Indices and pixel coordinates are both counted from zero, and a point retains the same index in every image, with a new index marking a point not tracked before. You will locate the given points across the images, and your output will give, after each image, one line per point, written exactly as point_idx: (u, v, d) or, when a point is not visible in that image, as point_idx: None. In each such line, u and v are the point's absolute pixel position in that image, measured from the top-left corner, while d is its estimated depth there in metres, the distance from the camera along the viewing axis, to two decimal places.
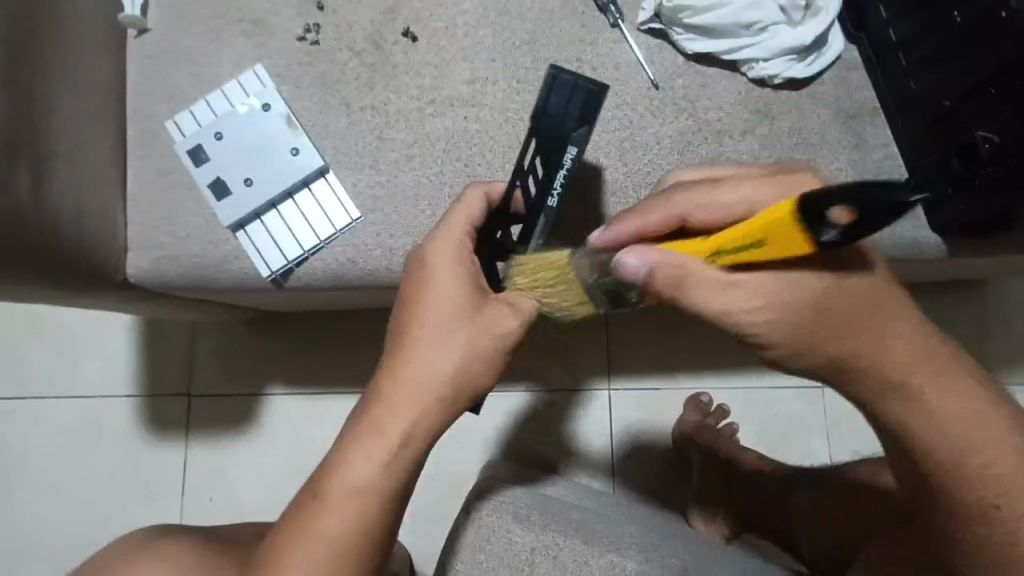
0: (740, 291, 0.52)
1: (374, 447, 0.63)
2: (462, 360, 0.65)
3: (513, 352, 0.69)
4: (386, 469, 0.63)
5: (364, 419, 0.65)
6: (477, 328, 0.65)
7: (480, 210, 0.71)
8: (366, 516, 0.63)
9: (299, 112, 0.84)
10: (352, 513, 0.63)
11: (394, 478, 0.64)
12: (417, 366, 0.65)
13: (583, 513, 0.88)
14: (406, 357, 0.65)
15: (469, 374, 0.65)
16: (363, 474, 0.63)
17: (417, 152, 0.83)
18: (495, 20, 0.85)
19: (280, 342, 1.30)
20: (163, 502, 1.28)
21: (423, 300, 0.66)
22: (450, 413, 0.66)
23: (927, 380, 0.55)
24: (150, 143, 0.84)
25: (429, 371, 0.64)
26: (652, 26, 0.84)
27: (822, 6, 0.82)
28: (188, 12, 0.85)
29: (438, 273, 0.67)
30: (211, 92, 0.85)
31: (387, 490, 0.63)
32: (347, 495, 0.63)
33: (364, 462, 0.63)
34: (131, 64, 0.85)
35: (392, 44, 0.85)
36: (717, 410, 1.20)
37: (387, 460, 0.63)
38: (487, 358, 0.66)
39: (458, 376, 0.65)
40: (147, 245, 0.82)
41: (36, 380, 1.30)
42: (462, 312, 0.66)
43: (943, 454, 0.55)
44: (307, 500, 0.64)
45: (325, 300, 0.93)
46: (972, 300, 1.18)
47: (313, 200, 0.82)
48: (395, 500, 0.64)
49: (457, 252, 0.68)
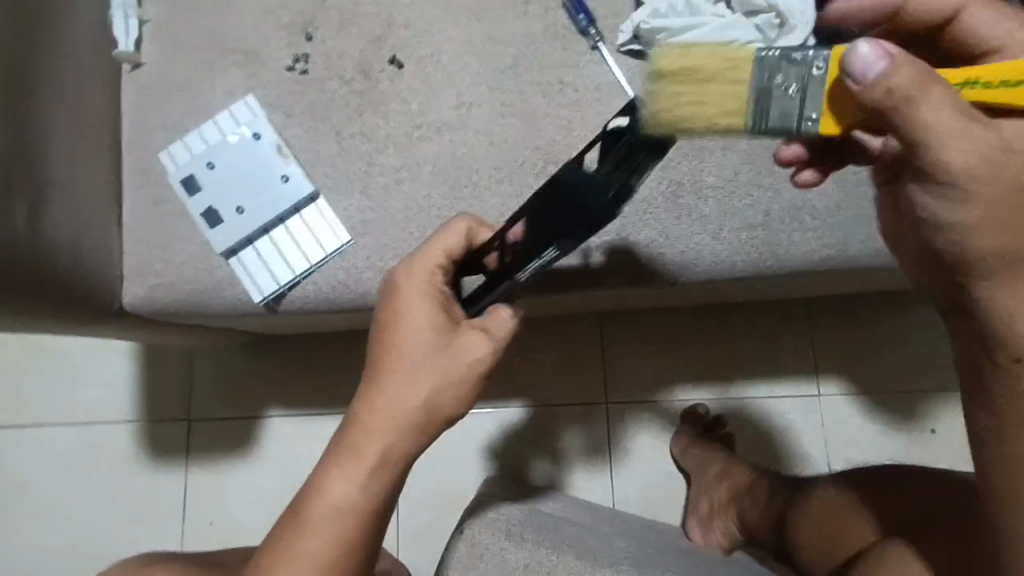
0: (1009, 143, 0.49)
1: (353, 470, 0.65)
2: (437, 388, 0.67)
3: (488, 376, 0.70)
4: (366, 493, 0.65)
5: (343, 443, 0.66)
6: (452, 356, 0.67)
7: (459, 239, 0.70)
8: (345, 539, 0.64)
9: (290, 140, 0.86)
10: (332, 535, 0.63)
11: (374, 502, 0.65)
12: (393, 395, 0.66)
13: (575, 528, 0.89)
14: (383, 384, 0.67)
15: (445, 400, 0.67)
16: (343, 496, 0.64)
17: (405, 176, 0.85)
18: (480, 46, 0.87)
19: (278, 364, 1.31)
20: (164, 527, 1.28)
21: (402, 329, 0.68)
22: (427, 436, 0.67)
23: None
24: (145, 173, 0.86)
25: (407, 399, 0.66)
26: (631, 47, 0.86)
27: (797, 22, 0.81)
28: (181, 46, 0.88)
29: (415, 302, 0.68)
30: (204, 122, 0.87)
31: (367, 510, 0.65)
32: (327, 517, 0.64)
33: (344, 484, 0.64)
34: (127, 98, 0.88)
35: (379, 72, 0.87)
36: (715, 421, 1.22)
37: (365, 481, 0.65)
38: (462, 387, 0.67)
39: (433, 401, 0.66)
40: (143, 273, 0.84)
41: (37, 408, 1.31)
42: (438, 339, 0.68)
43: None
44: (289, 523, 0.65)
45: (319, 323, 0.94)
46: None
47: (304, 225, 0.84)
48: (374, 520, 0.65)
49: (432, 282, 0.70)
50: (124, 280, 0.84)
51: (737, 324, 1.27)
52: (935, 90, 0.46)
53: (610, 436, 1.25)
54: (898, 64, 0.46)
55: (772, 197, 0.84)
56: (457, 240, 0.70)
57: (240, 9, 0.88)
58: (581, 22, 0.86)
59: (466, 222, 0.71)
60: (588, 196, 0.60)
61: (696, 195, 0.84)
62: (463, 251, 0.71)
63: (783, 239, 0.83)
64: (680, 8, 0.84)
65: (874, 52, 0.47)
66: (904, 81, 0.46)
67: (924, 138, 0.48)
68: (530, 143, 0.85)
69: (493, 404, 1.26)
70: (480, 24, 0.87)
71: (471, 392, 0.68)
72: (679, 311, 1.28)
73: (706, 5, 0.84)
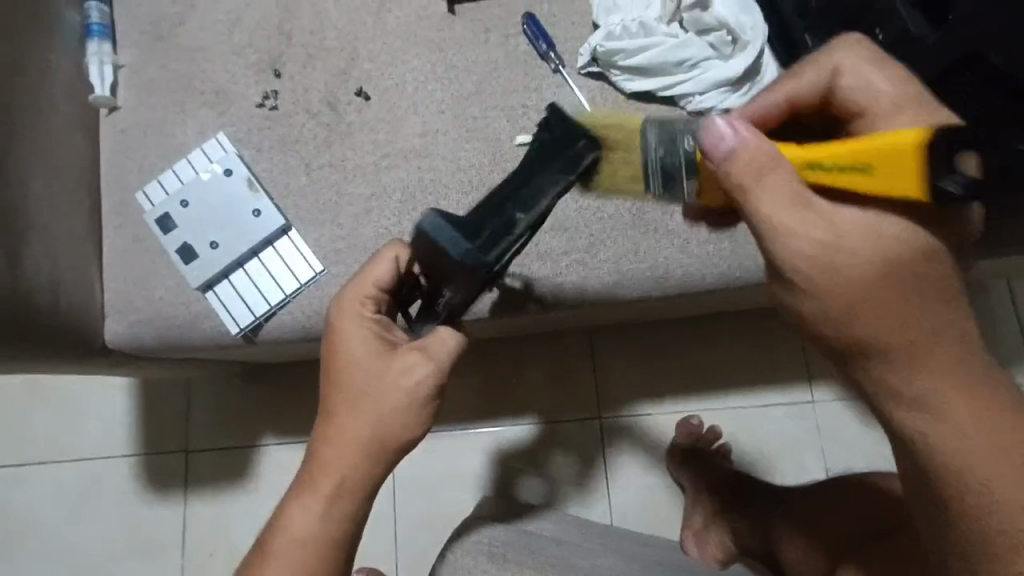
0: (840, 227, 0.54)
1: (309, 498, 0.68)
2: (380, 414, 0.69)
3: (435, 395, 0.70)
4: (329, 518, 0.68)
5: (302, 473, 0.70)
6: (390, 383, 0.69)
7: (388, 270, 0.71)
8: (308, 564, 0.67)
9: (261, 175, 0.88)
10: (300, 561, 0.67)
11: (337, 525, 0.68)
12: (343, 424, 0.69)
13: (560, 546, 0.90)
14: (333, 411, 0.70)
15: (390, 424, 0.69)
16: (303, 523, 0.68)
17: (375, 204, 0.87)
18: (443, 75, 0.89)
19: (271, 393, 1.32)
20: (165, 560, 1.29)
21: (341, 361, 0.70)
22: (379, 459, 0.69)
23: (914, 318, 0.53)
24: (123, 213, 0.89)
25: (357, 425, 0.68)
26: (590, 70, 0.88)
27: (749, 38, 0.85)
28: (155, 89, 0.91)
29: (348, 335, 0.71)
30: (178, 161, 0.89)
31: (328, 533, 0.68)
32: (289, 543, 0.67)
33: (306, 510, 0.68)
34: (105, 142, 0.91)
35: (347, 104, 0.89)
36: (709, 433, 1.21)
37: (322, 508, 0.68)
38: (407, 411, 0.69)
39: (378, 426, 0.69)
40: (125, 311, 0.86)
41: (37, 446, 1.33)
42: (375, 368, 0.69)
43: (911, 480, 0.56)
44: (259, 549, 0.69)
45: (301, 351, 0.95)
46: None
47: (279, 256, 0.86)
48: (335, 542, 0.68)
49: (362, 313, 0.71)
50: (105, 318, 0.86)
51: (722, 332, 1.27)
52: (772, 172, 0.54)
53: (603, 452, 1.25)
54: (744, 146, 0.54)
55: None
56: (384, 271, 0.71)
57: (211, 51, 0.91)
58: (541, 47, 0.88)
59: (392, 250, 0.71)
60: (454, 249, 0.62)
61: (662, 209, 0.85)
62: (392, 280, 0.72)
63: (752, 250, 0.84)
64: (634, 29, 0.86)
65: (734, 133, 0.54)
66: (745, 163, 0.54)
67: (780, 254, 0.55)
68: (495, 166, 0.87)
69: (483, 423, 1.26)
70: (442, 53, 0.90)
71: (416, 412, 0.69)
72: (663, 322, 1.28)
73: (659, 26, 0.86)
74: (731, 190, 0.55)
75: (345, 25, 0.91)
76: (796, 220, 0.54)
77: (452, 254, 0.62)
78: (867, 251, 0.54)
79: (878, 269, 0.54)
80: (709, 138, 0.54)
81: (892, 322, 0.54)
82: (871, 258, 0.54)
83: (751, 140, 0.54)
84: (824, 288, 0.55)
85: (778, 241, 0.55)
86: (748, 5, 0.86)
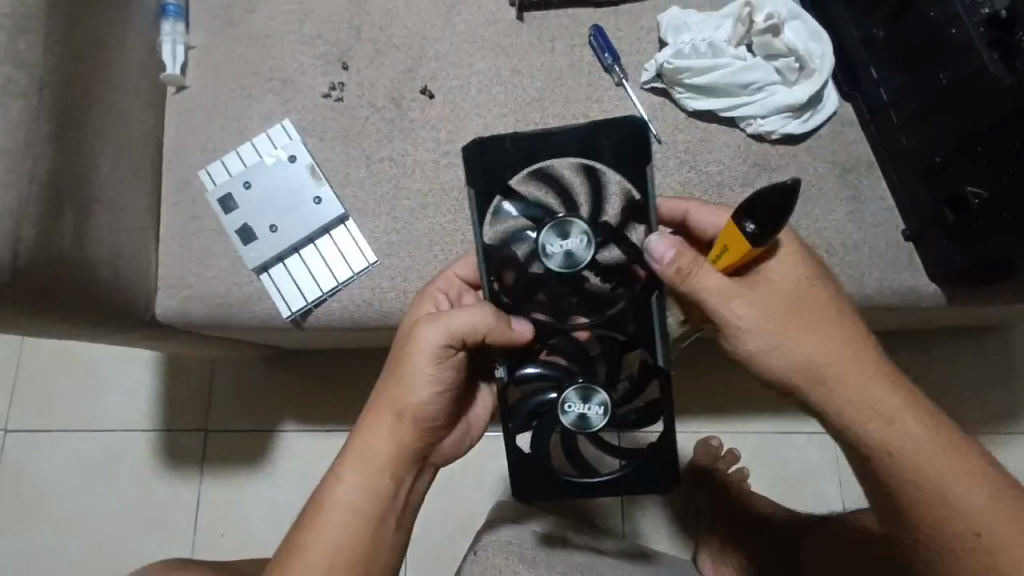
0: (739, 304, 0.65)
1: (339, 468, 0.70)
2: (403, 381, 0.69)
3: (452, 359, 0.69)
4: (358, 494, 0.69)
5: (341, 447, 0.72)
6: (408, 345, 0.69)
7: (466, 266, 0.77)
8: (334, 537, 0.67)
9: (322, 163, 0.90)
10: (340, 539, 0.67)
11: (376, 503, 0.69)
12: (378, 393, 0.71)
13: (587, 554, 0.90)
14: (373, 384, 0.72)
15: (408, 388, 0.69)
16: (329, 494, 0.69)
17: (431, 201, 0.88)
18: (508, 79, 0.91)
19: (298, 379, 1.33)
20: (177, 536, 1.30)
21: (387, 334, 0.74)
22: (405, 428, 0.70)
23: (817, 324, 0.65)
24: (184, 190, 0.90)
25: (387, 393, 0.70)
26: (654, 85, 0.89)
27: (815, 67, 0.88)
28: (224, 72, 0.93)
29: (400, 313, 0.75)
30: (243, 144, 0.91)
31: (353, 505, 0.68)
32: (318, 514, 0.68)
33: (344, 486, 0.69)
34: (171, 119, 0.92)
35: (410, 101, 0.91)
36: (728, 454, 1.20)
37: (347, 479, 0.69)
38: (427, 376, 0.69)
39: (399, 391, 0.69)
40: (176, 285, 0.87)
41: (61, 413, 1.34)
42: (402, 336, 0.71)
43: (923, 496, 0.64)
44: (294, 527, 0.70)
45: (342, 340, 0.97)
46: (989, 336, 1.19)
47: (334, 245, 0.88)
48: (360, 515, 0.68)
49: (423, 298, 0.75)
50: (157, 291, 0.88)
51: None
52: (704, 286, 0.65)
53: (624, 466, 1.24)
54: (676, 258, 0.65)
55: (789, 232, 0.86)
56: (469, 268, 0.77)
57: (281, 39, 0.93)
58: (606, 59, 0.90)
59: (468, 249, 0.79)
60: (493, 169, 0.71)
61: None
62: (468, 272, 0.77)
63: None
64: (702, 49, 0.88)
65: (662, 250, 0.65)
66: (687, 262, 0.65)
67: (731, 324, 0.66)
68: None
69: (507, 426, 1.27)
70: (508, 58, 0.91)
71: (433, 377, 0.69)
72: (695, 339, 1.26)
73: (727, 48, 0.88)
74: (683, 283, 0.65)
75: (414, 24, 0.93)
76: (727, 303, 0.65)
77: (475, 150, 0.71)
78: (764, 328, 0.65)
79: (775, 332, 0.65)
80: (653, 257, 0.66)
81: (798, 356, 0.65)
82: (766, 334, 0.65)
83: (670, 252, 0.65)
84: (749, 336, 0.65)
85: (731, 325, 0.66)
86: (818, 34, 0.89)
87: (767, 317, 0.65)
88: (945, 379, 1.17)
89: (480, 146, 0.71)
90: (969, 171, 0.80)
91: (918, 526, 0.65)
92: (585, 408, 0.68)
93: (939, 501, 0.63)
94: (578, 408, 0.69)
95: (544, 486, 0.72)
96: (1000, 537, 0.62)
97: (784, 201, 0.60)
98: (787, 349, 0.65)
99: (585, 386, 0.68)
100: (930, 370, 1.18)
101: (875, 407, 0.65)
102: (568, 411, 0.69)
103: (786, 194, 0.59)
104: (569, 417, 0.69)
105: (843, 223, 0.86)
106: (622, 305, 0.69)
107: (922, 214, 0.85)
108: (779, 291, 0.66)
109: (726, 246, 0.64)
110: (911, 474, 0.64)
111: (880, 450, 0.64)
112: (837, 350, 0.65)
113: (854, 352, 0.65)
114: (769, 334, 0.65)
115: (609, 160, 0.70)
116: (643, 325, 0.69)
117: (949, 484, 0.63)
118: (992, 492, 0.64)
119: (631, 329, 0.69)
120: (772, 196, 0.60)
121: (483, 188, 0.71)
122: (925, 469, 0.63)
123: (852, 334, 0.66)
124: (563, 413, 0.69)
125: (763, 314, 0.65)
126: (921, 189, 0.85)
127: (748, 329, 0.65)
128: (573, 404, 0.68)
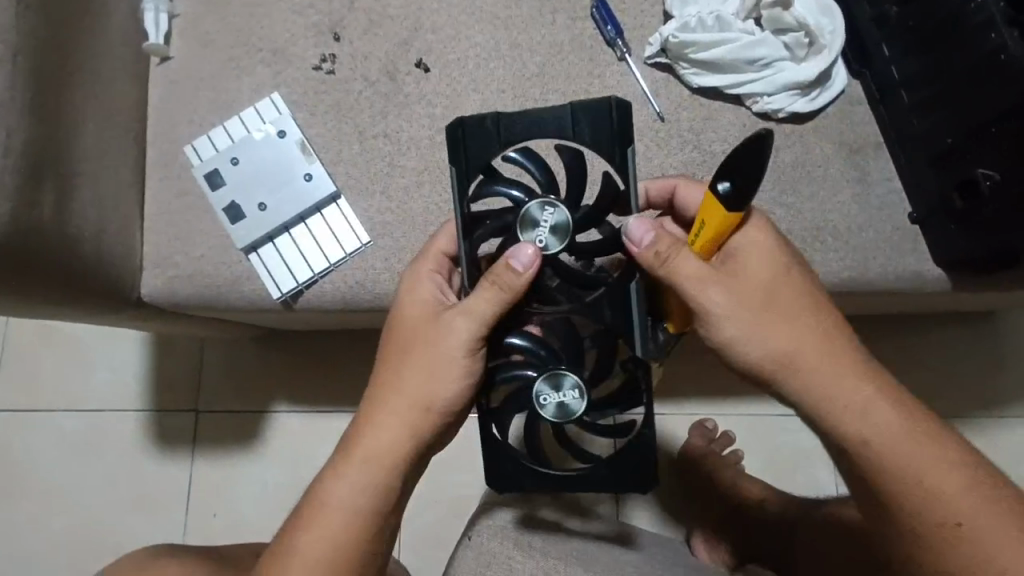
0: (714, 291, 0.63)
1: (351, 465, 0.67)
2: (429, 379, 0.66)
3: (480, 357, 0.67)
4: (371, 492, 0.67)
5: (346, 441, 0.69)
6: (436, 341, 0.66)
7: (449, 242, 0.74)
8: (349, 536, 0.66)
9: (313, 139, 0.86)
10: (339, 534, 0.66)
11: (379, 497, 0.67)
12: (396, 389, 0.67)
13: (581, 538, 0.90)
14: (387, 377, 0.68)
15: (435, 389, 0.66)
16: (341, 492, 0.67)
17: (426, 179, 0.85)
18: (507, 53, 0.87)
19: (290, 360, 1.31)
20: (167, 516, 1.29)
21: (400, 323, 0.70)
22: (425, 426, 0.68)
23: (790, 314, 0.64)
24: (169, 165, 0.87)
25: (409, 391, 0.67)
26: (658, 60, 0.86)
27: (825, 44, 0.85)
28: (210, 42, 0.89)
29: (413, 299, 0.70)
30: (230, 118, 0.88)
31: (368, 503, 0.67)
32: (330, 513, 0.66)
33: (348, 477, 0.67)
34: (154, 90, 0.88)
35: (405, 74, 0.87)
36: (722, 436, 1.19)
37: (362, 478, 0.67)
38: (456, 375, 0.66)
39: (424, 389, 0.67)
40: (162, 264, 0.84)
41: (47, 391, 1.32)
42: (427, 330, 0.67)
43: (902, 485, 0.63)
44: (295, 523, 0.68)
45: (333, 321, 0.94)
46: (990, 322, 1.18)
47: (326, 225, 0.85)
48: (374, 513, 0.67)
49: (435, 282, 0.71)
50: (142, 270, 0.85)
51: None
52: (681, 274, 0.63)
53: None
54: (657, 241, 0.63)
55: (793, 214, 0.84)
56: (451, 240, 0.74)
57: (271, 7, 0.89)
58: (608, 32, 0.86)
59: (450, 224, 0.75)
60: (473, 149, 0.67)
61: None
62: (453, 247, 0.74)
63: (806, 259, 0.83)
64: (709, 23, 0.85)
65: (642, 235, 0.63)
66: (667, 246, 0.62)
67: (707, 314, 0.63)
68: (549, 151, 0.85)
69: None
70: (507, 31, 0.88)
71: (461, 376, 0.66)
72: None
73: (735, 22, 0.86)
74: (662, 268, 0.63)
75: None
76: (703, 291, 0.63)
77: (457, 130, 0.68)
78: (738, 318, 0.63)
79: (749, 321, 0.63)
80: (633, 242, 0.63)
81: (772, 347, 0.63)
82: (739, 324, 0.63)
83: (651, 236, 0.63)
84: (725, 326, 0.63)
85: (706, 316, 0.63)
86: (831, 8, 0.86)
87: (741, 306, 0.63)
88: (943, 363, 1.17)
89: (461, 125, 0.67)
90: (982, 154, 0.78)
91: (898, 517, 0.64)
92: (559, 397, 0.66)
93: (915, 492, 0.63)
94: (552, 398, 0.66)
95: (519, 478, 0.70)
96: (976, 524, 0.62)
97: (760, 166, 0.60)
98: (760, 339, 0.63)
99: (556, 375, 0.66)
100: (929, 356, 1.17)
101: (848, 400, 0.63)
102: (542, 401, 0.66)
103: (761, 160, 0.60)
104: (547, 410, 0.66)
105: (848, 205, 0.84)
106: (601, 291, 0.67)
107: (929, 197, 0.83)
108: (752, 281, 0.64)
109: (704, 222, 0.64)
110: (885, 466, 0.63)
111: (856, 443, 0.63)
112: (812, 342, 0.63)
113: (828, 343, 0.64)
114: (743, 325, 0.63)
115: (591, 140, 0.66)
116: (619, 312, 0.67)
117: (923, 475, 0.62)
118: (971, 483, 0.63)
119: (609, 314, 0.67)
120: (747, 162, 0.61)
121: (464, 167, 0.68)
122: (898, 462, 0.62)
123: (826, 326, 0.64)
124: (540, 408, 0.66)
125: (737, 303, 0.63)
126: (931, 173, 0.82)
127: (724, 318, 0.63)
128: (548, 396, 0.66)
